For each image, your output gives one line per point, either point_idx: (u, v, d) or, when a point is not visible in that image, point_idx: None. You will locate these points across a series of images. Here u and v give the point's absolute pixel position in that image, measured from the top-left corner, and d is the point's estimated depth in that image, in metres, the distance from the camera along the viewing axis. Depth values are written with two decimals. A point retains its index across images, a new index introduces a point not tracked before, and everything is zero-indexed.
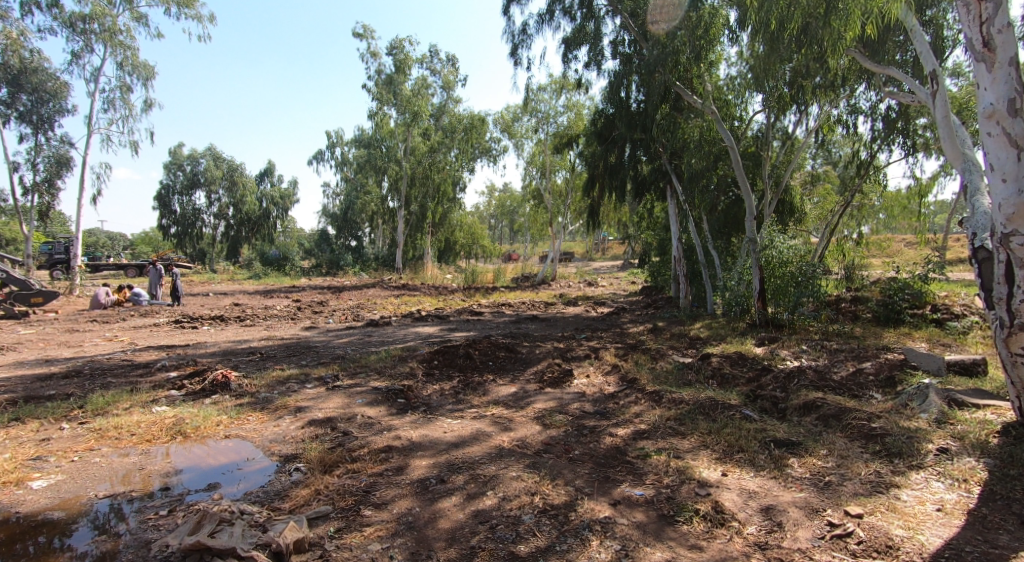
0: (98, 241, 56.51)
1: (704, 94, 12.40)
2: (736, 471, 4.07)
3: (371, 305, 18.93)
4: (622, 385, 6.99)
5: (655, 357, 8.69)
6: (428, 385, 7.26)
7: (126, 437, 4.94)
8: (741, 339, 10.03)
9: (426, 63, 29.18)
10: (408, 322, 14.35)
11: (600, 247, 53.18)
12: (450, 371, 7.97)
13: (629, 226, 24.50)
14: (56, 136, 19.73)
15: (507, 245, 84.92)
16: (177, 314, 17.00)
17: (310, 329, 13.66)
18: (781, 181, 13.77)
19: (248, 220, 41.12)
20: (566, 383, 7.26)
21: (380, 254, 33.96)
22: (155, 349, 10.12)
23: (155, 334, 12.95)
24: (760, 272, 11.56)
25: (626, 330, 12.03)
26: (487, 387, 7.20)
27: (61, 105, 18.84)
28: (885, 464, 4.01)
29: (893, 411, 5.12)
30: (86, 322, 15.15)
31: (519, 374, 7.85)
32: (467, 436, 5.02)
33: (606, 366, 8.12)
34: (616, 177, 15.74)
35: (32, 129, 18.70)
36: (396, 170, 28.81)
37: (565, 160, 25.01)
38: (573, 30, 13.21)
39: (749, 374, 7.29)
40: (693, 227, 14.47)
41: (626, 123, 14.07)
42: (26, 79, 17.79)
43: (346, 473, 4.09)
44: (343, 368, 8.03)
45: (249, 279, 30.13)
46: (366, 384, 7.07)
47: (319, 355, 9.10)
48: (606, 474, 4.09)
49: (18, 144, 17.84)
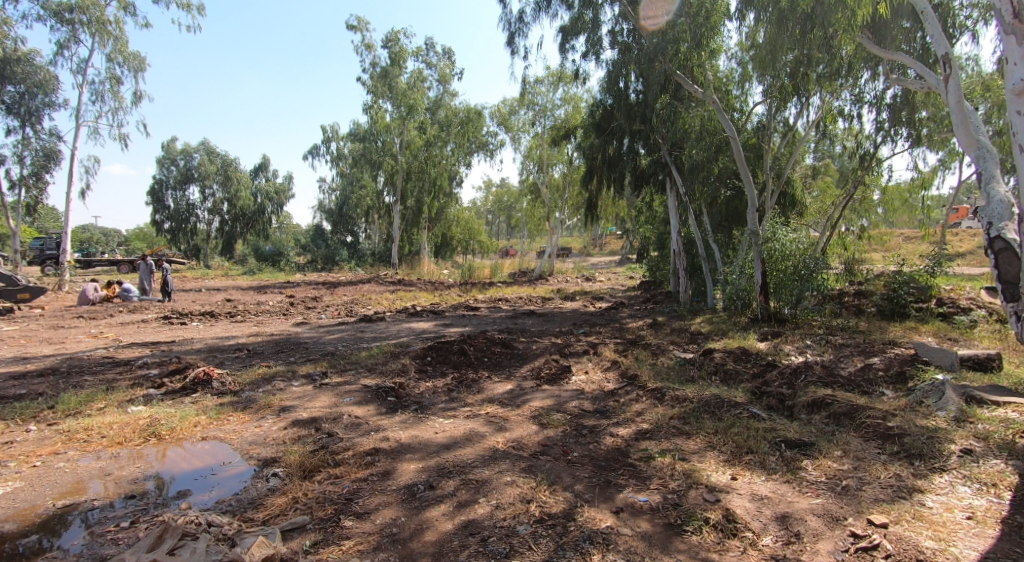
0: (92, 236, 55.97)
1: (704, 84, 12.14)
2: (746, 474, 3.79)
3: (366, 301, 18.62)
4: (622, 382, 6.73)
5: (656, 353, 8.43)
6: (420, 382, 6.98)
7: (96, 440, 4.66)
8: (743, 333, 9.79)
9: (421, 56, 28.84)
10: (403, 317, 14.05)
11: (597, 243, 52.94)
12: (444, 367, 7.70)
13: (627, 220, 24.23)
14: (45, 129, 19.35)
15: (504, 240, 84.56)
16: (167, 310, 16.66)
17: (302, 325, 13.35)
18: (783, 173, 13.52)
19: (241, 215, 40.88)
20: (564, 380, 6.99)
21: (376, 249, 33.65)
22: (140, 346, 9.81)
23: (142, 330, 12.64)
24: (762, 265, 11.29)
25: (625, 325, 11.76)
26: (482, 385, 6.93)
27: (50, 97, 18.47)
28: (905, 467, 3.74)
29: (908, 408, 4.85)
30: (73, 318, 14.82)
31: (515, 371, 7.58)
32: (460, 437, 4.73)
33: (605, 362, 7.85)
34: (614, 169, 15.48)
35: (20, 121, 18.33)
36: (391, 164, 28.46)
37: (563, 153, 24.71)
38: (571, 19, 12.88)
39: (754, 370, 7.04)
40: (693, 220, 14.20)
41: (626, 114, 13.78)
42: (12, 72, 17.34)
43: (328, 479, 3.81)
44: (332, 365, 7.74)
45: (243, 275, 29.77)
46: (355, 382, 6.79)
47: (308, 351, 8.81)
48: (608, 478, 3.81)
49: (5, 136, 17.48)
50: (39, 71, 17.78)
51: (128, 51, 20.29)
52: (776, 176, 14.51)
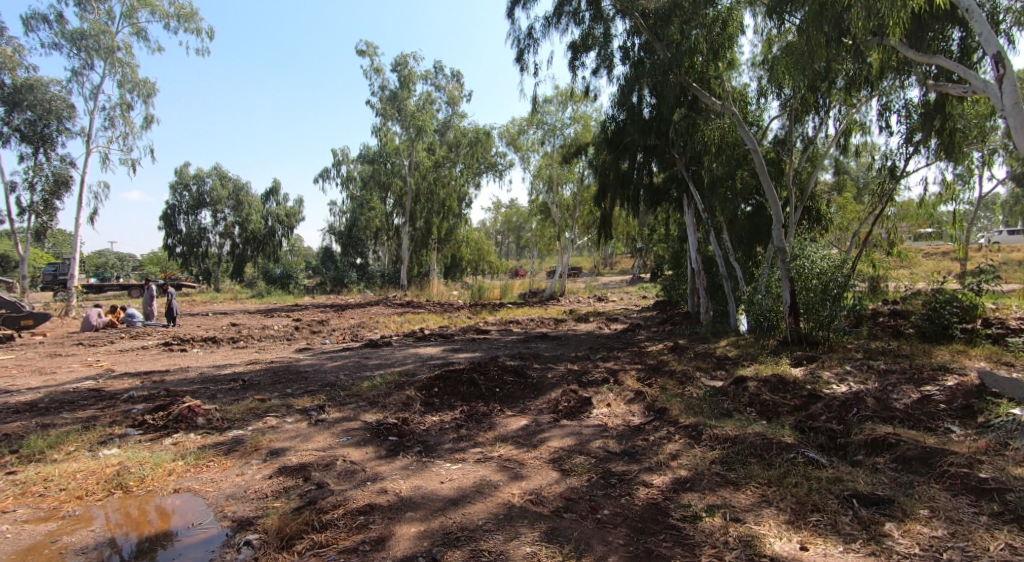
0: (108, 261, 56.28)
1: (722, 96, 11.64)
2: (818, 542, 3.20)
3: (374, 324, 18.07)
4: (650, 417, 6.07)
5: (683, 382, 7.73)
6: (426, 417, 6.35)
7: (51, 492, 4.08)
8: (775, 358, 9.09)
9: (430, 78, 28.78)
10: (410, 342, 13.47)
11: (609, 262, 52.31)
12: (451, 400, 7.06)
13: (640, 239, 23.65)
14: (55, 155, 19.20)
15: (514, 259, 84.32)
16: (169, 336, 16.20)
17: (305, 351, 12.79)
18: (805, 188, 12.89)
19: (254, 238, 40.44)
20: (584, 414, 6.32)
21: (386, 270, 33.28)
22: (131, 376, 9.28)
23: (140, 358, 12.14)
24: (790, 284, 10.59)
25: (645, 349, 11.07)
26: (494, 420, 6.27)
27: (63, 123, 18.33)
28: (1016, 535, 3.14)
29: (993, 452, 4.22)
30: (72, 346, 14.37)
31: (529, 404, 6.90)
32: (469, 489, 4.11)
33: (628, 393, 7.16)
34: (628, 186, 14.89)
35: (33, 148, 18.16)
36: (400, 186, 28.25)
37: (573, 172, 24.24)
38: (581, 35, 12.45)
39: (794, 401, 6.37)
40: (713, 239, 13.52)
41: (639, 130, 13.25)
42: (25, 99, 17.17)
43: (310, 550, 3.33)
44: (331, 398, 7.11)
45: (251, 299, 29.43)
46: (355, 418, 6.16)
47: (308, 382, 8.19)
48: (649, 547, 3.23)
49: (16, 163, 17.31)
50: (53, 98, 17.64)
51: (138, 77, 20.20)
52: (799, 191, 13.88)
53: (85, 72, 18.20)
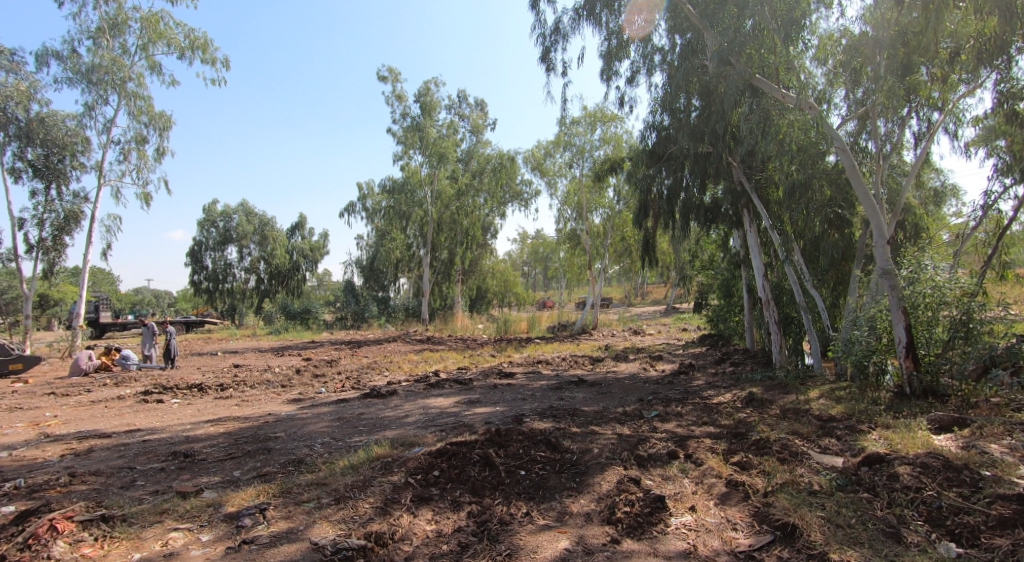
0: (142, 299, 56.10)
1: (796, 85, 9.45)
2: None
3: (386, 365, 15.95)
4: (769, 537, 3.84)
5: (789, 461, 5.37)
6: (417, 527, 4.21)
7: None
8: (902, 420, 6.64)
9: (453, 107, 27.39)
10: (421, 389, 11.30)
11: (640, 293, 50.00)
12: (456, 492, 4.80)
13: (681, 267, 21.26)
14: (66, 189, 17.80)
15: (541, 291, 82.06)
16: (157, 382, 14.26)
17: (295, 402, 10.71)
18: (901, 200, 10.29)
19: (278, 273, 39.17)
20: (658, 527, 4.06)
21: (408, 304, 31.37)
22: (59, 446, 7.29)
23: (102, 414, 10.20)
24: (904, 317, 8.01)
25: (712, 401, 8.69)
26: (518, 536, 4.05)
27: (77, 158, 16.89)
28: None
29: None
30: (44, 397, 12.53)
31: (570, 501, 4.58)
32: None
33: (717, 484, 4.84)
34: (675, 206, 12.59)
35: (45, 183, 16.64)
36: (422, 215, 26.49)
37: (604, 197, 22.16)
38: (618, 32, 10.42)
39: (992, 507, 4.00)
40: (786, 264, 11.07)
41: (688, 136, 10.91)
42: (36, 133, 15.75)
43: None
44: (282, 489, 5.00)
45: (267, 336, 27.68)
46: (304, 534, 4.10)
47: (266, 460, 6.06)
48: None
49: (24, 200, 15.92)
50: (68, 133, 16.24)
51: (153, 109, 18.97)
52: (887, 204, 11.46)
53: (99, 106, 16.93)
